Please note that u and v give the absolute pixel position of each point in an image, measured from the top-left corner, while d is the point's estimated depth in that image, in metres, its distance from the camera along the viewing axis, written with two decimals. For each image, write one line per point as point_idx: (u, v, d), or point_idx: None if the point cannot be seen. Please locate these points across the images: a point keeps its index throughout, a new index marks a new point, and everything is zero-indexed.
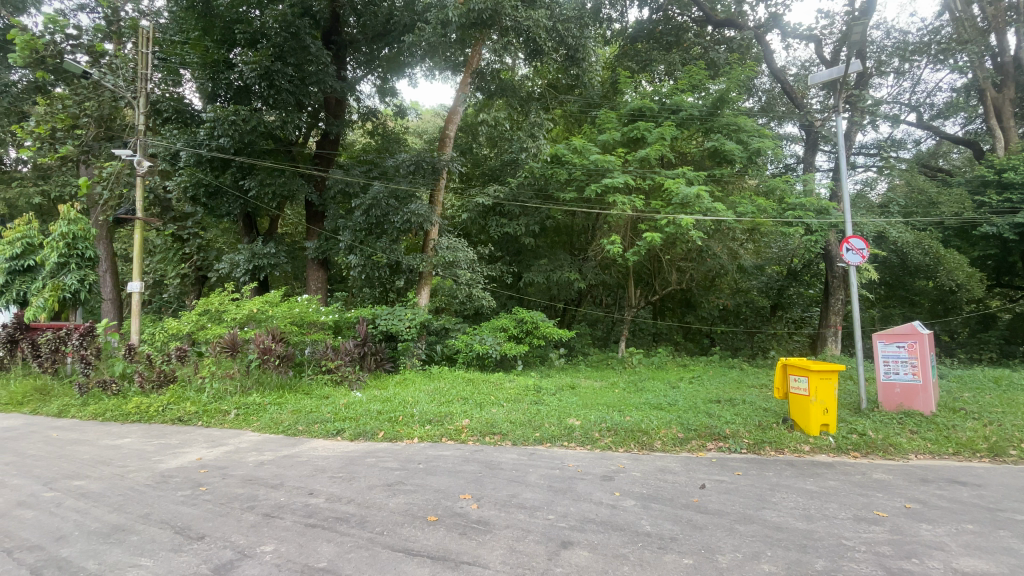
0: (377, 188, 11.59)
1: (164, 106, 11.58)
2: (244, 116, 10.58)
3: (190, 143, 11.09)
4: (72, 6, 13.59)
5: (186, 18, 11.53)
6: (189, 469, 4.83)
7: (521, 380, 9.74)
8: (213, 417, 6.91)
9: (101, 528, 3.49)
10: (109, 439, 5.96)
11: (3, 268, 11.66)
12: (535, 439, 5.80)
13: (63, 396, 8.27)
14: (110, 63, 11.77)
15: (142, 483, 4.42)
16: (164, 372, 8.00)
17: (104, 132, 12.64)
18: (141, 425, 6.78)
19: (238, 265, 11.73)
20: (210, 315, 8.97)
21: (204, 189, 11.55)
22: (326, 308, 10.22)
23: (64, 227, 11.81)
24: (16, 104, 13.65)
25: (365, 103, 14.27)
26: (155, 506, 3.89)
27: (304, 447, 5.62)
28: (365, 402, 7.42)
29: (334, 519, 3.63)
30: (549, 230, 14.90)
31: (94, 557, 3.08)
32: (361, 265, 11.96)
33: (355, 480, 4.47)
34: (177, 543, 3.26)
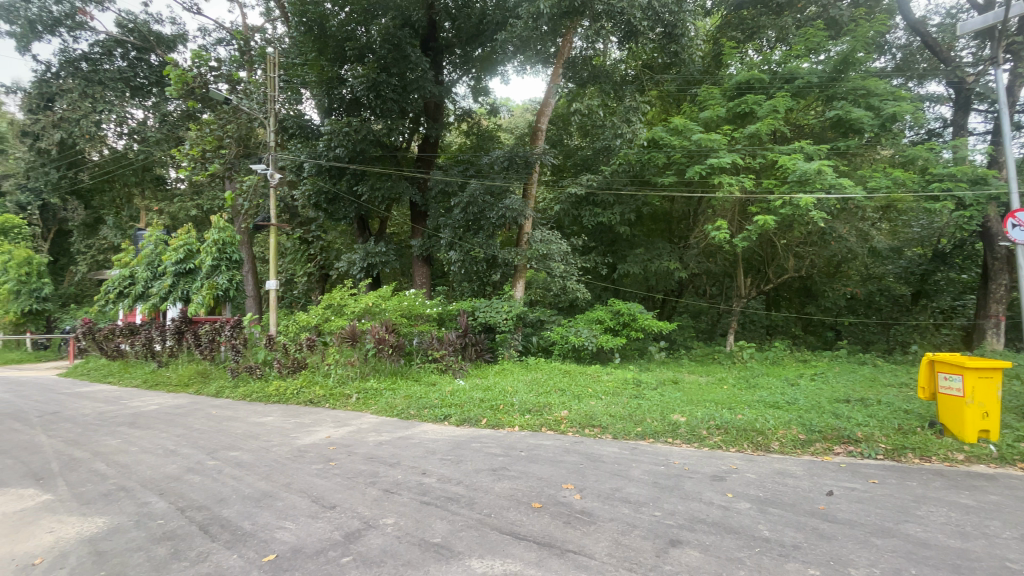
0: (474, 186, 12.00)
1: (290, 124, 12.94)
2: (355, 126, 11.63)
3: (312, 155, 12.43)
4: (212, 41, 15.74)
5: (305, 42, 12.70)
6: (320, 445, 5.40)
7: (619, 373, 9.56)
8: (338, 400, 7.68)
9: (254, 493, 4.03)
10: (256, 417, 6.88)
11: (172, 270, 13.89)
12: (638, 433, 5.65)
13: (219, 379, 9.69)
14: (245, 89, 13.51)
15: (284, 456, 5.04)
16: (297, 359, 9.04)
17: (243, 150, 14.44)
18: (280, 405, 7.75)
19: (354, 263, 12.83)
20: (333, 308, 9.94)
21: (325, 196, 12.75)
22: (431, 301, 10.82)
23: (216, 235, 13.85)
24: (173, 131, 16.18)
25: (460, 105, 14.85)
26: (295, 477, 4.41)
27: (415, 430, 6.03)
28: (468, 390, 7.76)
29: (445, 499, 3.85)
30: (646, 218, 14.48)
31: (249, 518, 3.55)
32: (461, 260, 12.48)
33: (463, 463, 4.71)
34: (314, 511, 3.67)
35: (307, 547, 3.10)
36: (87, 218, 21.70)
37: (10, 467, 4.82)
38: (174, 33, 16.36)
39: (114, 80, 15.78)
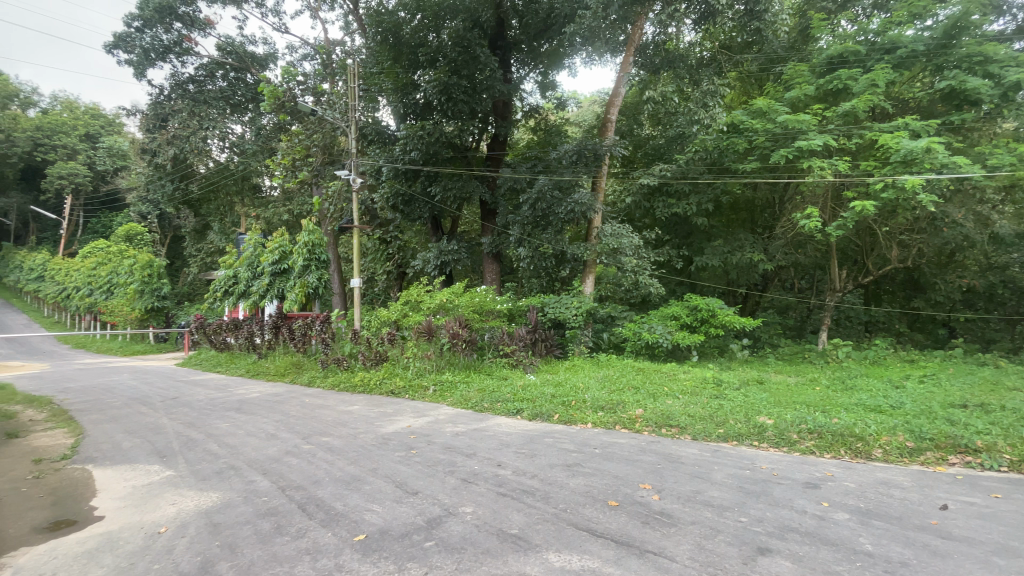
0: (542, 182, 11.96)
1: (369, 130, 13.65)
2: (429, 129, 12.09)
3: (391, 159, 13.12)
4: (298, 56, 16.96)
5: (382, 51, 13.32)
6: (401, 434, 5.69)
7: (697, 372, 9.18)
8: (417, 392, 8.05)
9: (344, 477, 4.33)
10: (344, 406, 7.38)
11: (269, 270, 15.22)
12: (719, 435, 5.40)
13: (311, 369, 10.51)
14: (329, 100, 14.51)
15: (370, 443, 5.36)
16: (379, 352, 9.59)
17: (329, 157, 15.35)
18: (365, 395, 8.27)
19: (429, 261, 13.36)
20: (410, 304, 10.40)
21: (401, 198, 13.29)
22: (502, 297, 11.00)
23: (307, 237, 14.99)
24: (267, 143, 17.76)
25: (528, 101, 14.91)
26: (381, 463, 4.68)
27: (490, 422, 6.18)
28: (540, 386, 7.81)
29: (521, 492, 3.91)
30: (725, 208, 13.78)
31: (341, 500, 3.82)
32: (530, 256, 12.49)
33: (538, 457, 4.76)
34: (399, 496, 3.87)
35: (393, 530, 3.28)
36: (198, 224, 24.23)
37: (142, 445, 5.50)
38: (266, 52, 17.87)
39: (216, 99, 17.61)
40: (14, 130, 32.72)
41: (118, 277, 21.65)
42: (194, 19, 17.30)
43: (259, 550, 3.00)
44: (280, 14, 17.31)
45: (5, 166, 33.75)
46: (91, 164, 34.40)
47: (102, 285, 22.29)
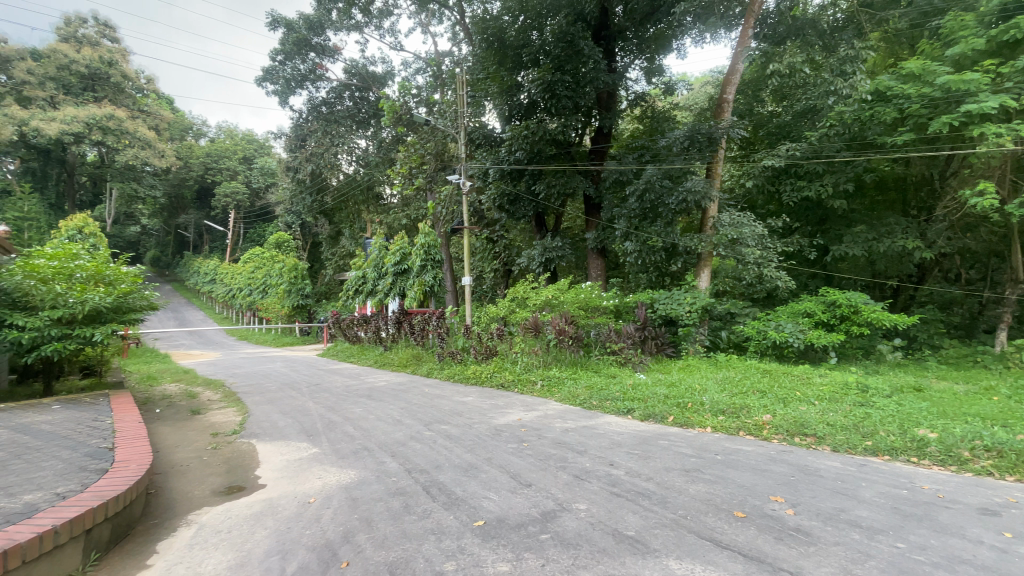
0: (650, 172, 11.51)
1: (478, 135, 14.24)
2: (533, 128, 12.31)
3: (496, 161, 13.46)
4: (413, 70, 18.20)
5: (488, 57, 13.76)
6: (512, 427, 5.87)
7: (835, 375, 8.16)
8: (526, 386, 8.23)
9: (462, 464, 4.58)
10: (459, 397, 7.81)
11: (392, 271, 16.92)
12: (865, 448, 4.75)
13: (429, 361, 11.28)
14: (440, 109, 15.43)
15: (483, 433, 5.61)
16: (489, 346, 10.01)
17: (440, 164, 16.25)
18: (477, 387, 8.67)
19: (534, 258, 13.52)
20: (518, 301, 10.68)
21: (507, 198, 13.54)
22: (607, 293, 10.82)
23: (424, 240, 16.56)
24: (387, 154, 19.29)
25: (633, 90, 14.42)
26: (495, 453, 4.87)
27: (600, 420, 6.12)
28: (652, 385, 7.53)
29: (636, 493, 3.81)
30: (868, 188, 12.12)
31: (460, 485, 4.04)
32: (638, 251, 12.11)
33: (652, 459, 4.59)
34: (514, 486, 3.99)
35: (510, 519, 3.39)
36: (332, 231, 27.91)
37: (292, 424, 6.32)
38: (384, 71, 19.46)
39: (345, 118, 19.77)
40: (192, 158, 39.42)
41: (271, 280, 25.21)
42: (325, 47, 19.45)
43: (391, 526, 3.28)
44: (396, 33, 18.73)
45: (186, 189, 40.74)
46: (249, 183, 40.31)
47: (259, 285, 26.14)
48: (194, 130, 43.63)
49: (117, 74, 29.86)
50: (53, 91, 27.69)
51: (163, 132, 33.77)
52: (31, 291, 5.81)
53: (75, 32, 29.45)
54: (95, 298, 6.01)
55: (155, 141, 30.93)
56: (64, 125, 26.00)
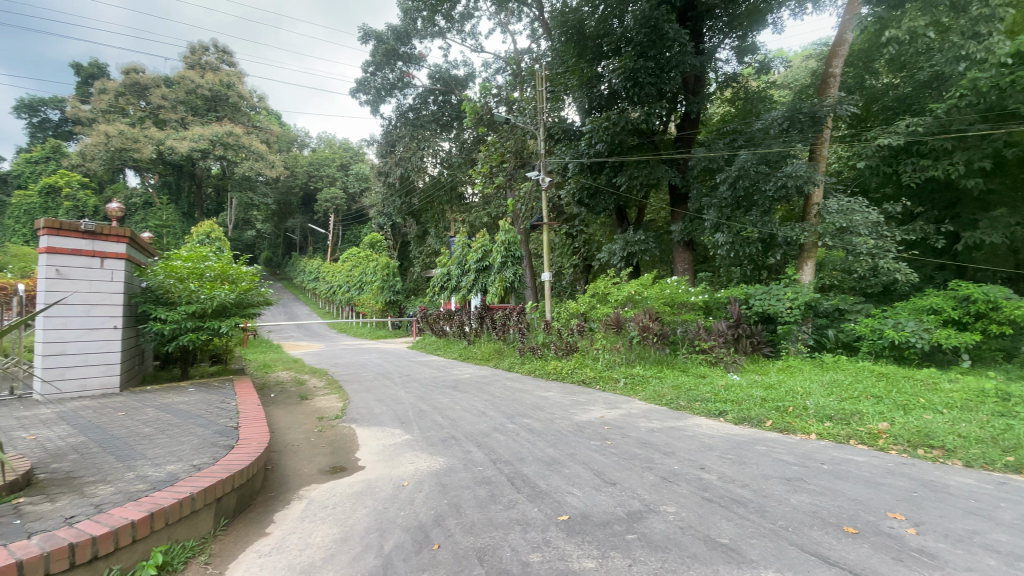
0: (744, 158, 10.74)
1: (557, 130, 14.21)
2: (614, 119, 11.98)
3: (575, 155, 13.28)
4: (493, 70, 18.53)
5: (567, 50, 13.61)
6: (596, 424, 5.80)
7: (969, 380, 7.12)
8: (608, 383, 8.09)
9: (545, 458, 4.61)
10: (541, 392, 7.87)
11: (474, 268, 17.44)
12: (1009, 465, 4.09)
13: (510, 356, 11.49)
14: (519, 106, 15.58)
15: (566, 429, 5.60)
16: (570, 342, 10.02)
17: (520, 161, 16.46)
18: (559, 382, 8.68)
19: (615, 253, 13.21)
20: (599, 296, 10.48)
21: (587, 192, 13.42)
22: (695, 288, 10.29)
23: (504, 237, 16.83)
24: (469, 154, 19.92)
25: (724, 70, 13.48)
26: (579, 449, 4.84)
27: (688, 422, 5.85)
28: (746, 387, 7.05)
29: (730, 500, 3.60)
30: (1012, 164, 10.42)
31: (543, 479, 4.06)
32: (730, 242, 11.24)
33: (747, 466, 4.30)
34: (598, 484, 3.95)
35: (594, 517, 3.36)
36: (419, 230, 29.32)
37: (387, 412, 6.75)
38: (466, 73, 20.04)
39: (429, 122, 20.63)
40: (297, 167, 43.35)
41: (365, 277, 27.10)
42: (411, 55, 20.43)
43: (478, 514, 3.39)
44: (476, 35, 19.18)
45: (292, 196, 44.91)
46: (346, 188, 43.58)
47: (355, 282, 28.22)
48: (297, 141, 47.90)
49: (234, 95, 33.49)
50: (184, 113, 32.37)
51: (272, 145, 37.44)
52: (170, 290, 6.71)
53: (200, 59, 33.44)
54: (222, 294, 6.86)
55: (267, 154, 33.86)
56: (193, 143, 29.83)
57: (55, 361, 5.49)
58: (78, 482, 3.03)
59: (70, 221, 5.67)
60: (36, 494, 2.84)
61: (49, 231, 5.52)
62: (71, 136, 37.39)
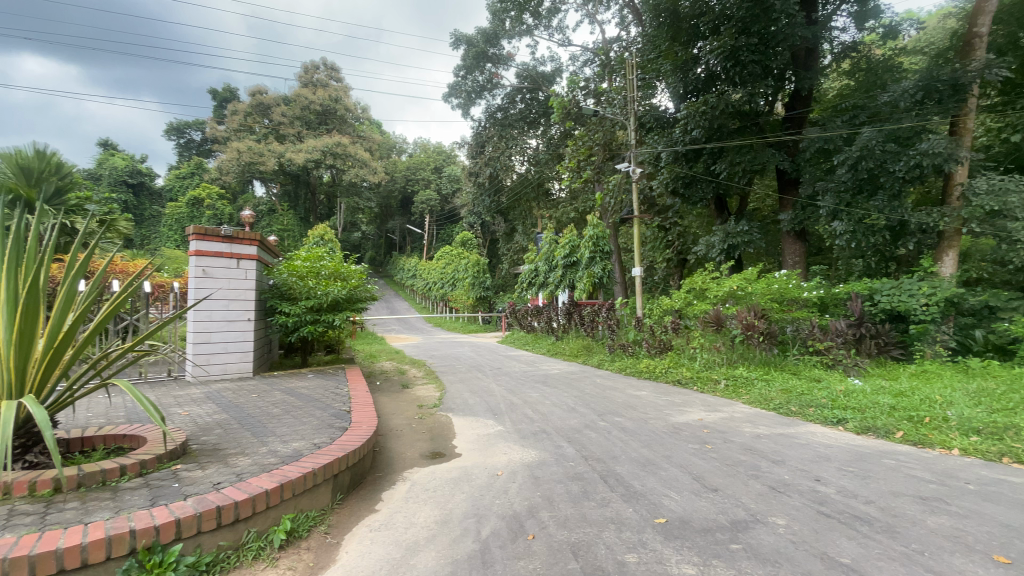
0: (867, 134, 9.47)
1: (648, 119, 13.70)
2: (712, 102, 11.17)
3: (669, 143, 12.67)
4: (581, 62, 18.30)
5: (659, 34, 12.90)
6: (693, 426, 5.52)
7: None
8: (706, 384, 7.66)
9: (640, 458, 4.48)
10: (633, 390, 7.66)
11: (562, 263, 17.25)
12: None
13: (600, 352, 11.33)
14: (608, 97, 15.26)
15: (662, 429, 5.40)
16: (664, 340, 9.63)
17: (609, 153, 16.15)
18: (652, 381, 8.38)
19: (714, 246, 12.44)
20: (696, 292, 9.97)
21: (682, 181, 12.76)
22: (809, 283, 9.38)
23: (592, 231, 16.39)
24: (556, 150, 19.89)
25: (840, 40, 12.14)
26: (675, 451, 4.65)
27: (800, 429, 5.35)
28: (871, 393, 6.29)
29: (850, 516, 3.25)
30: None
31: (638, 480, 3.96)
32: (850, 232, 9.99)
33: (873, 481, 3.84)
34: (697, 489, 3.76)
35: (694, 522, 3.21)
36: (507, 228, 29.90)
37: (480, 403, 6.98)
38: (553, 68, 20.02)
39: (518, 120, 20.91)
40: (396, 172, 46.23)
41: (458, 274, 28.22)
42: (499, 56, 20.83)
43: (571, 509, 3.40)
44: (564, 29, 19.04)
45: (391, 199, 48.01)
46: (440, 190, 45.71)
47: (448, 279, 29.52)
48: (395, 147, 51.04)
49: (341, 108, 36.45)
50: (300, 127, 35.93)
51: (375, 152, 40.27)
52: (292, 287, 7.50)
53: (312, 77, 36.88)
54: (335, 291, 7.53)
55: (369, 160, 36.49)
56: (307, 154, 33.08)
57: (204, 348, 6.39)
58: (222, 453, 3.51)
59: (213, 227, 6.55)
60: (190, 462, 3.33)
61: (197, 236, 6.42)
62: (210, 153, 43.18)
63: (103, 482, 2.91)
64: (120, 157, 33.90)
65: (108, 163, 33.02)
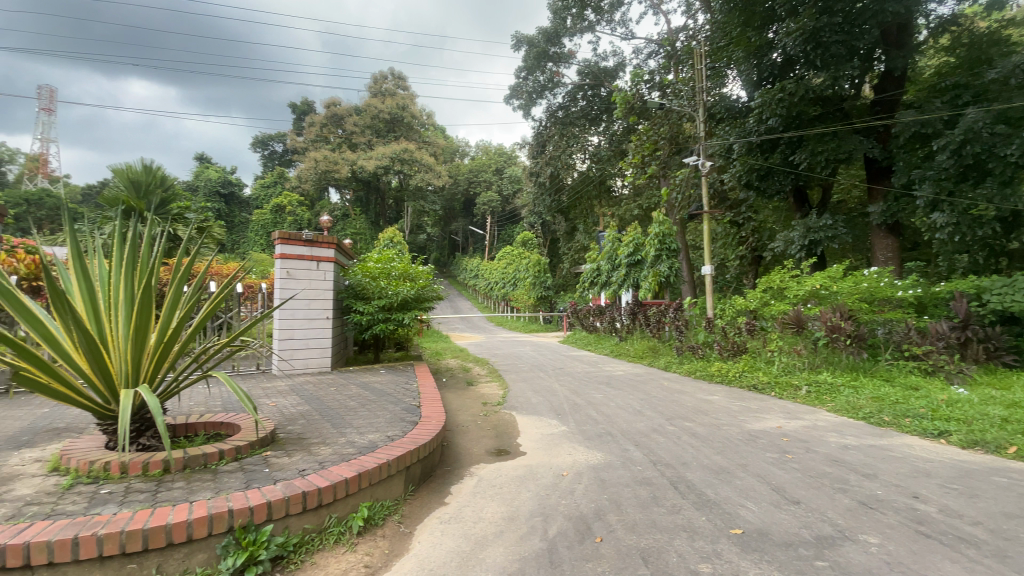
0: (972, 116, 8.63)
1: (719, 109, 13.11)
2: (790, 89, 10.52)
3: (742, 134, 11.91)
4: (646, 54, 17.80)
5: (730, 20, 12.18)
6: (772, 435, 5.20)
7: None
8: (785, 390, 7.19)
9: (712, 465, 4.29)
10: (704, 394, 7.34)
11: (625, 262, 16.76)
12: None
13: (667, 354, 10.97)
14: (675, 89, 14.78)
15: (736, 437, 5.13)
16: (737, 343, 9.11)
17: (675, 147, 15.65)
18: (724, 386, 7.98)
19: (793, 242, 11.65)
20: (773, 291, 9.40)
21: (756, 173, 12.06)
22: (904, 280, 8.55)
23: (658, 228, 15.79)
24: (618, 145, 20.24)
25: (937, 13, 10.88)
26: (751, 460, 4.40)
27: (894, 441, 4.88)
28: (979, 404, 5.61)
29: (955, 537, 2.93)
30: None
31: (710, 488, 3.78)
32: (952, 224, 8.95)
33: (983, 500, 3.43)
34: (776, 500, 3.54)
35: (774, 535, 3.02)
36: (568, 227, 29.68)
37: (544, 403, 6.99)
38: (616, 63, 19.63)
39: (579, 118, 20.73)
40: (459, 176, 47.31)
41: (520, 274, 28.43)
42: (561, 54, 20.75)
43: (640, 514, 3.32)
44: (627, 22, 18.60)
45: (455, 202, 49.20)
46: (502, 191, 46.23)
47: (510, 279, 29.80)
48: (459, 151, 52.26)
49: (408, 115, 37.81)
50: (370, 136, 37.76)
51: (440, 157, 41.46)
52: (365, 287, 7.90)
53: (382, 87, 38.64)
54: (404, 291, 7.84)
55: (434, 165, 37.61)
56: (377, 161, 34.72)
57: (288, 345, 6.90)
58: (306, 442, 3.77)
59: (296, 232, 7.04)
60: (278, 449, 3.60)
61: (283, 241, 6.93)
62: (291, 163, 46.46)
63: (205, 464, 3.22)
64: (214, 169, 37.33)
65: (204, 176, 36.46)
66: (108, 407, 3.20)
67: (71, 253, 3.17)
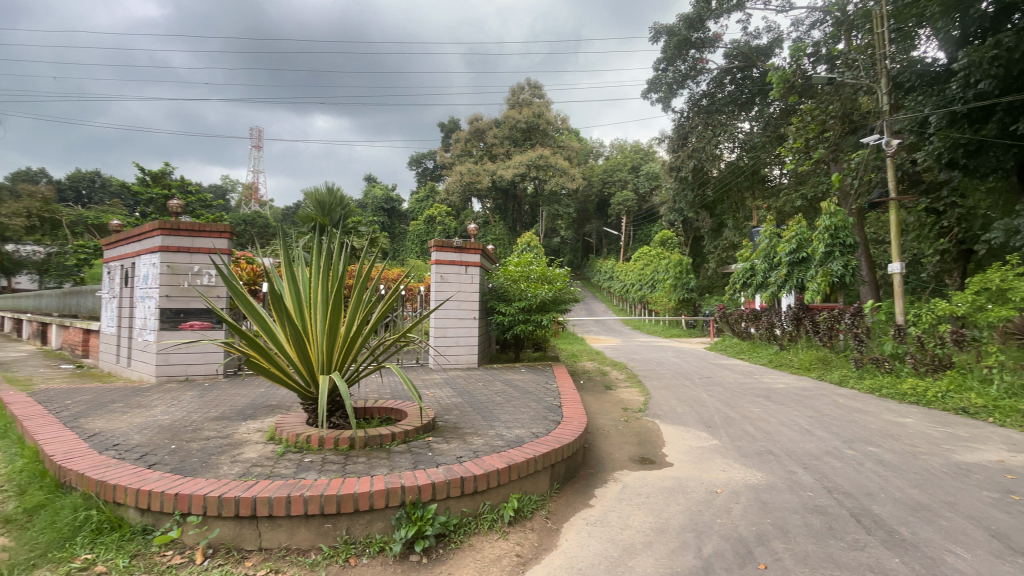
0: None
1: (906, 77, 10.98)
2: (1007, 43, 8.54)
3: (939, 104, 9.78)
4: (809, 24, 15.65)
5: None
6: (990, 470, 4.19)
7: None
8: (1009, 417, 5.76)
9: (907, 500, 3.60)
10: (892, 416, 6.20)
11: (786, 261, 14.91)
12: None
13: (842, 367, 9.50)
14: (848, 60, 12.78)
15: (939, 469, 4.24)
16: (939, 356, 7.56)
17: (848, 126, 13.60)
18: (919, 407, 6.65)
19: (1019, 230, 9.20)
20: (991, 293, 7.55)
21: (963, 150, 9.89)
22: None
23: (828, 220, 13.74)
24: (775, 130, 18.17)
25: None
26: (961, 498, 3.61)
27: None
28: None
29: None
30: None
31: (905, 525, 3.19)
32: None
33: None
34: (1000, 550, 2.85)
35: None
36: (714, 224, 27.53)
37: (691, 413, 6.56)
38: (770, 40, 17.67)
39: (727, 105, 19.13)
40: (593, 177, 46.91)
41: (658, 275, 27.14)
42: (705, 39, 19.32)
43: (812, 545, 2.93)
44: None
45: (589, 203, 49.07)
46: (638, 190, 44.78)
47: (649, 281, 28.63)
48: (593, 152, 52.02)
49: (544, 122, 38.75)
50: (508, 145, 39.47)
51: (575, 160, 41.68)
52: (508, 289, 8.33)
53: (519, 97, 40.23)
54: (543, 292, 8.00)
55: (569, 168, 37.89)
56: (516, 169, 36.21)
57: (441, 341, 7.58)
58: (461, 432, 4.09)
59: (448, 239, 7.71)
60: (438, 436, 3.96)
61: (437, 247, 7.68)
62: (440, 177, 50.80)
63: (381, 443, 3.69)
64: (378, 188, 42.56)
65: (371, 194, 41.76)
66: (308, 389, 3.87)
67: (282, 264, 3.87)
